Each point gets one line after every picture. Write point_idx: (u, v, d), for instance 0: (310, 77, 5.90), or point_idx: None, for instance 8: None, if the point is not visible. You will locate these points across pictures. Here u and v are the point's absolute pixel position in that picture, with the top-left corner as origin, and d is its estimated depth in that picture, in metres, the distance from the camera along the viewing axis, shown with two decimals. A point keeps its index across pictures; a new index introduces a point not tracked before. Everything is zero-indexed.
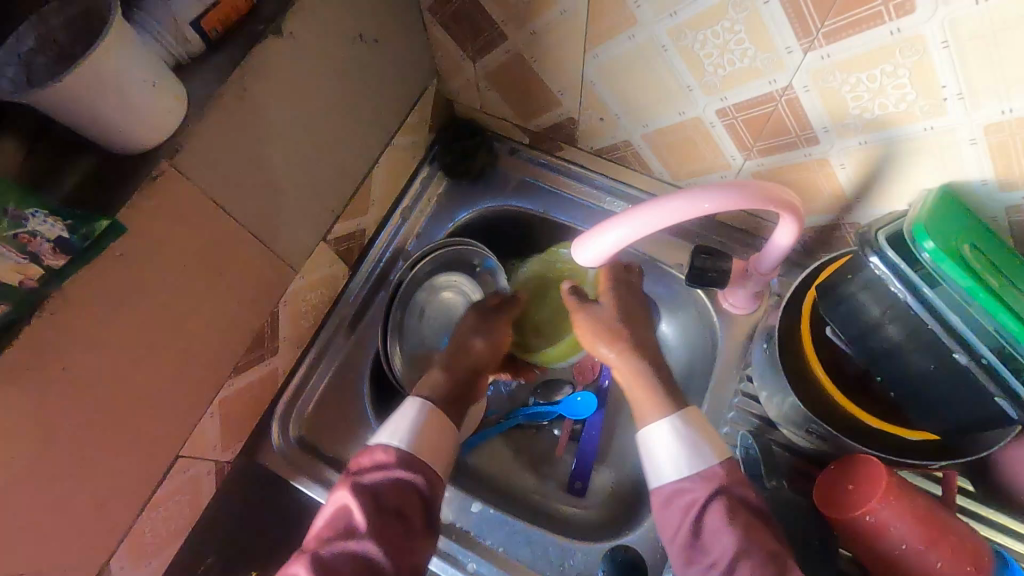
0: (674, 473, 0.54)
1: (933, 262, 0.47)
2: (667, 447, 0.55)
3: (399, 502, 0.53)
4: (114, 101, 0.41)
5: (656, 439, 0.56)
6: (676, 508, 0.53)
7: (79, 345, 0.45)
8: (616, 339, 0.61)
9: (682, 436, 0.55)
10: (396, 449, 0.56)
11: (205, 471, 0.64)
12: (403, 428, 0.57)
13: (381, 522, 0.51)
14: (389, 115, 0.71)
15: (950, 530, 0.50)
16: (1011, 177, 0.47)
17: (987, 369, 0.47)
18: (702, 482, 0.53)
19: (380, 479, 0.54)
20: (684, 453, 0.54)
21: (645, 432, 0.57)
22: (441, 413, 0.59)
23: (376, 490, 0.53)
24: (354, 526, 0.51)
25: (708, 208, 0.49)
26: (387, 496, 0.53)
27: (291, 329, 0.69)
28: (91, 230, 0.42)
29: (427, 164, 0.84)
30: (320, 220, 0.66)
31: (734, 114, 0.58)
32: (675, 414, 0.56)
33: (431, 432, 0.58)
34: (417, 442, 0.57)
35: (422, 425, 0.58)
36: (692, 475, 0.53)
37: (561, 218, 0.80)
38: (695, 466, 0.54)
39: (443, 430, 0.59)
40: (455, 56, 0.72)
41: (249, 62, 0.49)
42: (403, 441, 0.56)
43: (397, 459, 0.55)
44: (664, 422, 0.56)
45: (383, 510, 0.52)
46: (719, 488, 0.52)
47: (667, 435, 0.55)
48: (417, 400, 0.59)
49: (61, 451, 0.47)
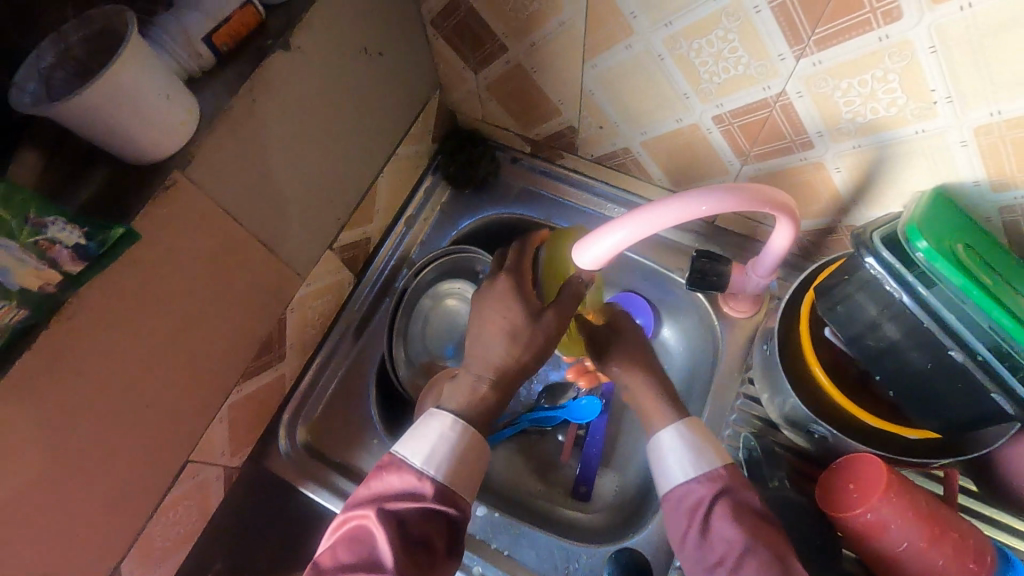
0: (681, 476, 0.55)
1: (927, 261, 0.48)
2: (675, 454, 0.56)
3: (424, 534, 0.53)
4: (130, 113, 0.43)
5: (661, 445, 0.57)
6: (684, 511, 0.53)
7: (95, 350, 0.46)
8: None
9: (686, 441, 0.57)
10: (430, 479, 0.55)
11: (214, 476, 0.65)
12: (438, 454, 0.56)
13: (407, 557, 0.50)
14: (393, 126, 0.73)
15: (952, 527, 0.51)
16: (1003, 177, 0.48)
17: (983, 366, 0.48)
18: (707, 482, 0.54)
19: (409, 509, 0.53)
20: (688, 456, 0.56)
21: (654, 441, 0.58)
22: (478, 436, 0.57)
23: (403, 521, 0.52)
24: (378, 558, 0.50)
25: (705, 211, 0.50)
26: (414, 527, 0.52)
27: (298, 336, 0.71)
28: (106, 238, 0.43)
29: (431, 174, 0.85)
30: (327, 229, 0.67)
31: (730, 120, 0.59)
32: (679, 422, 0.58)
33: (466, 458, 0.56)
34: (450, 470, 0.56)
35: (457, 455, 0.56)
36: (696, 476, 0.54)
37: (562, 225, 0.82)
38: (700, 467, 0.55)
39: (478, 456, 0.57)
40: (457, 68, 0.74)
41: (259, 75, 0.51)
42: (437, 470, 0.55)
43: (431, 491, 0.54)
44: (669, 430, 0.58)
45: (409, 543, 0.51)
46: (724, 489, 0.53)
47: (672, 441, 0.57)
48: (455, 422, 0.57)
49: (76, 454, 0.48)
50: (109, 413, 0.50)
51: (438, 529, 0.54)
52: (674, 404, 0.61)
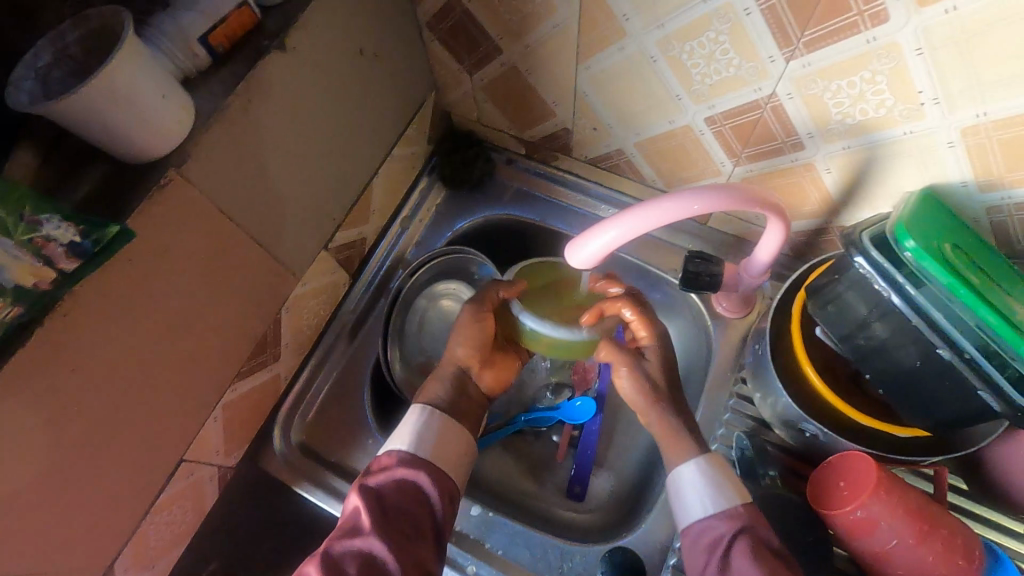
0: (702, 512, 0.55)
1: (914, 261, 0.49)
2: (697, 491, 0.56)
3: (403, 501, 0.55)
4: (125, 111, 0.43)
5: (681, 480, 0.57)
6: (702, 546, 0.53)
7: (89, 348, 0.46)
8: (655, 396, 0.61)
9: (708, 478, 0.56)
10: (400, 452, 0.58)
11: (209, 476, 0.65)
12: (408, 432, 0.59)
13: (384, 520, 0.53)
14: (388, 127, 0.73)
15: (941, 524, 0.51)
16: (990, 177, 0.49)
17: (972, 365, 0.48)
18: (726, 520, 0.53)
19: (385, 481, 0.56)
20: (709, 494, 0.55)
21: (673, 473, 0.58)
22: (450, 418, 0.61)
23: (381, 492, 0.55)
24: (359, 525, 0.53)
25: (697, 209, 0.50)
26: (392, 497, 0.55)
27: (293, 336, 0.71)
28: (102, 236, 0.43)
29: (426, 175, 0.86)
30: (322, 229, 0.68)
31: (722, 121, 0.60)
32: (701, 457, 0.57)
33: (437, 433, 0.59)
34: (422, 443, 0.58)
35: (421, 427, 0.59)
36: (716, 514, 0.54)
37: (557, 226, 0.82)
38: (720, 505, 0.54)
39: (450, 431, 0.60)
40: (453, 70, 0.75)
41: (255, 75, 0.51)
42: (404, 443, 0.58)
43: (399, 460, 0.57)
44: (691, 464, 0.57)
45: (387, 510, 0.54)
46: (744, 527, 0.52)
47: (693, 477, 0.56)
48: (417, 403, 0.61)
49: (70, 453, 0.48)
50: (103, 412, 0.50)
51: (418, 500, 0.56)
52: (667, 404, 0.61)
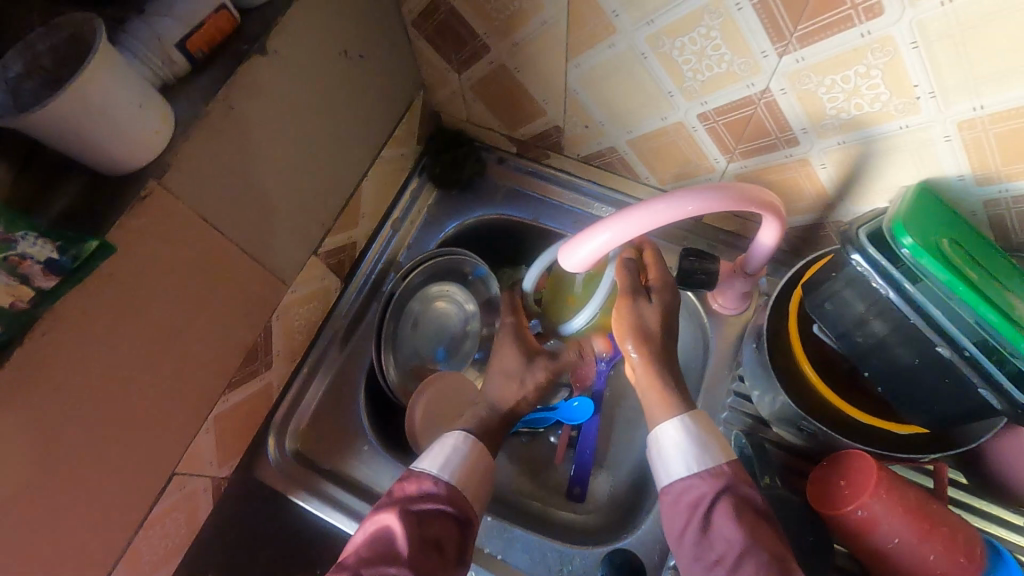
0: (684, 470, 0.54)
1: (913, 257, 0.48)
2: (679, 449, 0.54)
3: (439, 533, 0.53)
4: (100, 121, 0.41)
5: (663, 439, 0.55)
6: (684, 506, 0.52)
7: (72, 364, 0.45)
8: (648, 342, 0.58)
9: (691, 435, 0.55)
10: (443, 481, 0.57)
11: (202, 487, 0.64)
12: (453, 461, 0.59)
13: (422, 549, 0.51)
14: (376, 128, 0.72)
15: (942, 521, 0.51)
16: (987, 170, 0.48)
17: (971, 362, 0.48)
18: (709, 480, 0.52)
19: (426, 507, 0.55)
20: (690, 452, 0.54)
21: (655, 433, 0.56)
22: (483, 449, 0.61)
23: (421, 519, 0.54)
24: (395, 551, 0.51)
25: (692, 211, 0.50)
26: (431, 526, 0.54)
27: (285, 343, 0.70)
28: (80, 251, 0.42)
29: (416, 176, 0.84)
30: (311, 234, 0.67)
31: (715, 118, 0.59)
32: (685, 414, 0.56)
33: (474, 466, 0.59)
34: (463, 475, 0.58)
35: (467, 461, 0.59)
36: (698, 472, 0.53)
37: (550, 225, 0.81)
38: (703, 463, 0.53)
39: (486, 471, 0.60)
40: (441, 69, 0.73)
41: (236, 80, 0.50)
42: (450, 474, 0.58)
43: (444, 492, 0.56)
44: (674, 421, 0.55)
45: (425, 538, 0.52)
46: (726, 486, 0.51)
47: (673, 435, 0.55)
48: (464, 432, 0.61)
49: (57, 472, 0.47)
50: (88, 429, 0.48)
51: (451, 531, 0.54)
52: None
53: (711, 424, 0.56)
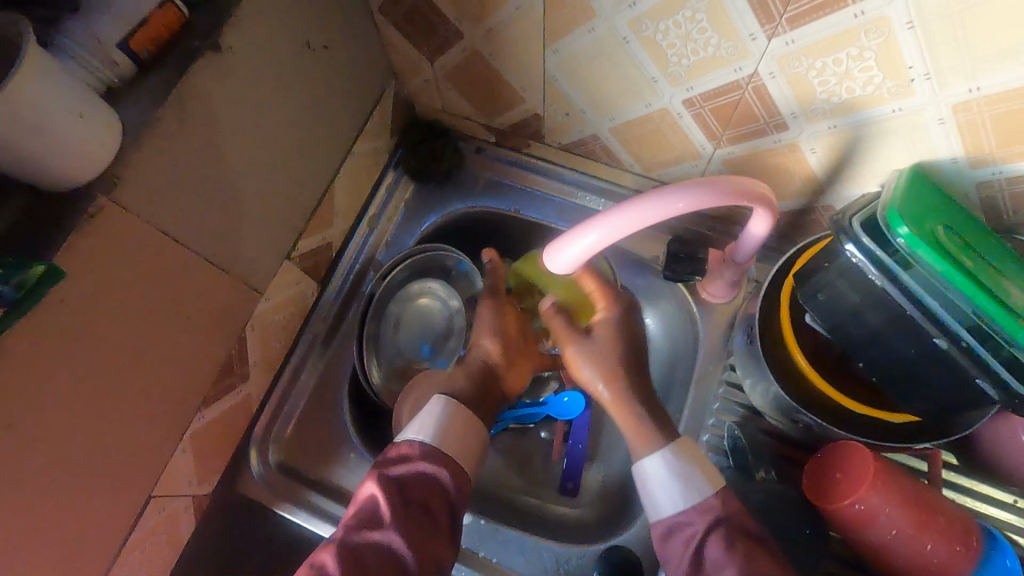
0: (671, 507, 0.53)
1: (908, 248, 0.46)
2: (665, 484, 0.54)
3: (425, 497, 0.53)
4: (35, 135, 0.38)
5: (647, 475, 0.55)
6: (677, 542, 0.52)
7: (27, 400, 0.42)
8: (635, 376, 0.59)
9: (675, 469, 0.54)
10: (422, 442, 0.56)
11: (182, 507, 0.61)
12: (433, 423, 0.57)
13: (405, 512, 0.51)
14: (346, 123, 0.68)
15: (938, 510, 0.50)
16: (982, 153, 0.47)
17: (968, 353, 0.46)
18: (699, 514, 0.52)
19: (407, 471, 0.54)
20: (677, 488, 0.54)
21: (639, 469, 0.56)
22: (468, 409, 0.59)
23: (403, 483, 0.53)
24: (379, 518, 0.51)
25: (682, 208, 0.47)
26: (415, 490, 0.53)
27: (261, 353, 0.67)
28: (24, 279, 0.38)
29: (392, 170, 0.81)
30: (283, 239, 0.63)
31: (701, 104, 0.57)
32: (667, 447, 0.55)
33: (460, 427, 0.57)
34: (446, 436, 0.56)
35: (450, 420, 0.57)
36: (686, 509, 0.53)
37: (532, 216, 0.79)
38: (690, 499, 0.53)
39: (471, 426, 0.58)
40: (412, 57, 0.69)
41: (190, 81, 0.46)
42: (432, 435, 0.56)
43: (427, 455, 0.55)
44: (658, 456, 0.55)
45: (409, 502, 0.52)
46: (717, 519, 0.51)
47: (659, 471, 0.55)
48: (441, 391, 0.59)
49: (18, 514, 0.44)
50: (49, 463, 0.45)
51: (439, 490, 0.54)
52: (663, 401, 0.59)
53: (698, 452, 0.55)
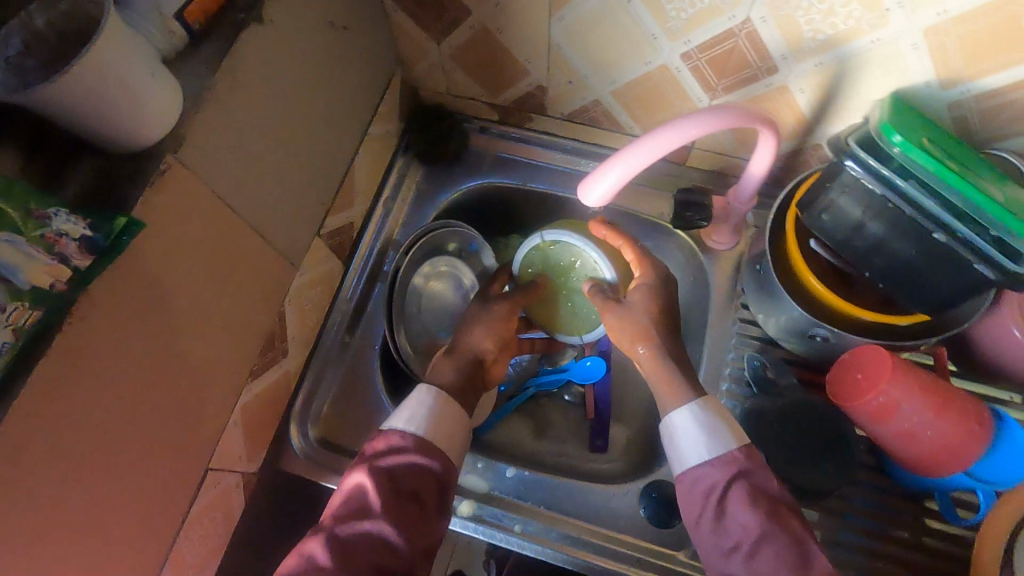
0: (696, 459, 0.56)
1: (902, 154, 0.51)
2: (690, 438, 0.57)
3: (413, 485, 0.56)
4: (115, 94, 0.40)
5: (673, 429, 0.58)
6: (698, 494, 0.54)
7: (105, 357, 0.44)
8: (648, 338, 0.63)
9: (700, 422, 0.57)
10: (413, 435, 0.58)
11: (234, 484, 0.62)
12: (420, 414, 0.60)
13: (393, 501, 0.54)
14: (363, 105, 0.72)
15: (952, 395, 0.55)
16: (952, 75, 0.54)
17: (964, 242, 0.51)
18: (722, 466, 0.54)
19: (397, 461, 0.57)
20: (702, 440, 0.56)
21: (666, 423, 0.59)
22: (451, 399, 0.62)
23: (393, 473, 0.56)
24: (368, 507, 0.54)
25: (693, 134, 0.51)
26: (403, 479, 0.56)
27: (297, 329, 0.68)
28: (111, 229, 0.41)
29: (401, 155, 0.84)
30: (315, 215, 0.66)
31: (698, 56, 0.62)
32: (694, 402, 0.58)
33: (444, 415, 0.60)
34: (432, 426, 0.59)
35: (435, 409, 0.60)
36: (710, 460, 0.55)
37: (540, 186, 0.83)
38: (714, 451, 0.55)
39: (455, 411, 0.61)
40: (418, 41, 0.74)
41: (238, 53, 0.49)
42: (419, 426, 0.59)
43: (414, 445, 0.58)
44: (685, 410, 0.58)
45: (398, 491, 0.55)
46: (739, 472, 0.54)
47: (686, 424, 0.58)
48: (426, 385, 0.62)
49: (96, 474, 0.45)
50: (124, 425, 0.47)
51: (425, 478, 0.57)
52: None
53: (721, 409, 0.58)
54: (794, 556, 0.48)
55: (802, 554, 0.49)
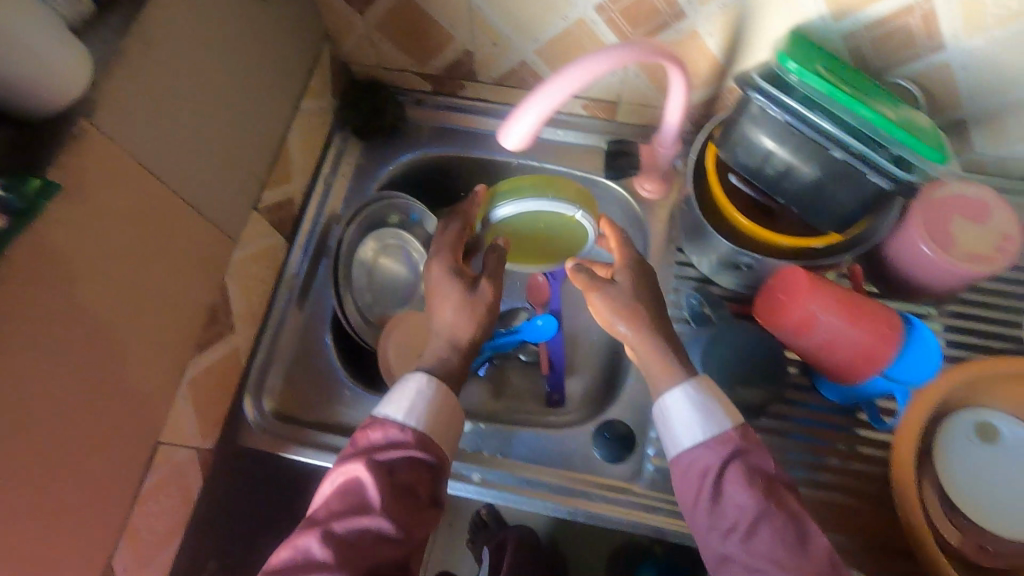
0: (690, 441, 0.56)
1: (799, 80, 0.55)
2: (685, 419, 0.57)
3: (411, 479, 0.55)
4: (18, 56, 0.41)
5: (667, 410, 0.58)
6: (694, 475, 0.55)
7: (35, 324, 0.44)
8: (635, 318, 0.61)
9: (694, 403, 0.57)
10: (411, 428, 0.57)
11: (189, 460, 0.63)
12: (418, 407, 0.58)
13: (393, 496, 0.53)
14: (292, 81, 0.72)
15: (865, 305, 0.58)
16: (840, 6, 0.58)
17: (860, 158, 0.55)
18: (717, 448, 0.55)
19: (395, 456, 0.56)
20: (697, 421, 0.56)
21: (661, 404, 0.58)
22: (450, 392, 0.61)
23: (391, 468, 0.55)
24: (368, 501, 0.53)
25: (601, 69, 0.53)
26: (401, 473, 0.55)
27: (243, 306, 0.69)
28: (27, 190, 0.42)
29: (338, 132, 0.85)
30: (250, 189, 0.67)
31: (611, 8, 0.65)
32: (687, 382, 0.58)
33: (442, 409, 0.59)
34: (430, 420, 0.58)
35: (434, 404, 0.59)
36: (705, 442, 0.55)
37: (478, 153, 0.85)
38: (709, 432, 0.55)
39: (454, 407, 0.61)
40: (342, 14, 0.74)
41: (147, 19, 0.50)
42: (418, 421, 0.58)
43: (414, 440, 0.57)
44: (679, 391, 0.58)
45: (397, 487, 0.54)
46: (734, 453, 0.54)
47: (680, 405, 0.57)
48: (426, 376, 0.60)
49: (39, 444, 0.45)
50: (63, 395, 0.47)
51: (424, 474, 0.56)
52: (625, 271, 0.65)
53: (715, 390, 0.58)
54: (792, 537, 0.49)
55: (798, 532, 0.50)
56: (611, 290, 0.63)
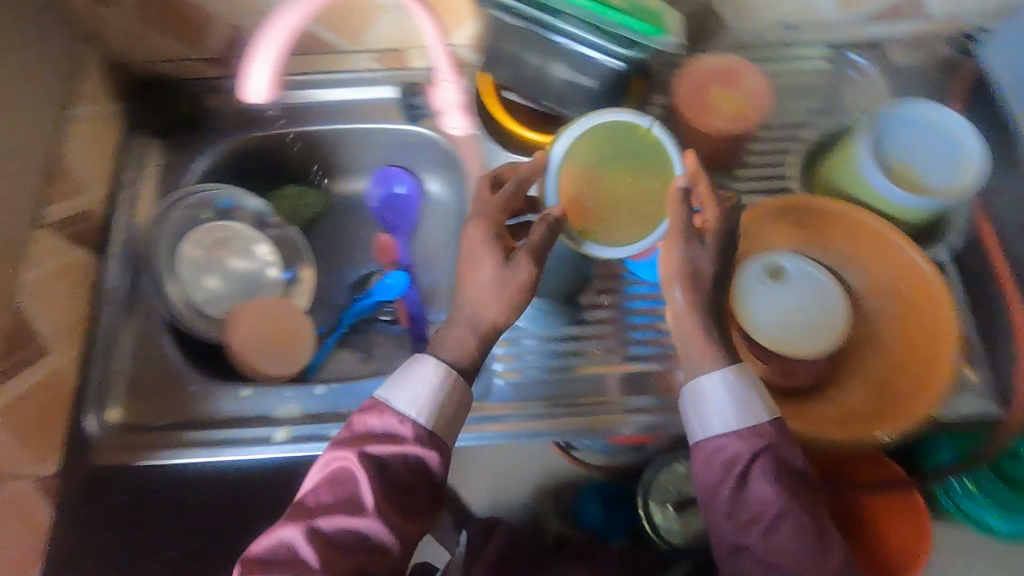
0: (720, 426, 0.55)
1: None
2: (719, 405, 0.55)
3: (406, 478, 0.54)
4: None
5: (702, 393, 0.55)
6: (718, 463, 0.54)
7: None
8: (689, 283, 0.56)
9: (731, 391, 0.55)
10: (413, 422, 0.55)
11: (24, 483, 0.63)
12: (426, 400, 0.56)
13: (386, 498, 0.53)
14: (54, 89, 0.71)
15: None
16: None
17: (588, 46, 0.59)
18: (746, 438, 0.53)
19: (392, 451, 0.54)
20: (731, 408, 0.54)
21: (694, 386, 0.56)
22: (462, 385, 0.57)
23: (384, 464, 0.54)
24: (360, 499, 0.52)
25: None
26: (395, 469, 0.54)
27: (53, 324, 0.68)
28: None
29: (137, 135, 0.81)
30: (21, 206, 0.66)
31: None
32: (727, 367, 0.56)
33: (449, 406, 0.56)
34: (434, 416, 0.56)
35: (441, 399, 0.56)
36: (737, 430, 0.54)
37: (289, 129, 0.84)
38: (741, 421, 0.54)
39: (463, 404, 0.58)
40: (94, 11, 0.73)
41: None
42: (422, 415, 0.55)
43: (415, 435, 0.55)
44: (716, 374, 0.55)
45: (388, 484, 0.53)
46: (765, 446, 0.53)
47: (714, 391, 0.55)
48: (439, 367, 0.56)
49: None
50: None
51: (423, 471, 0.55)
52: None
53: (754, 379, 0.56)
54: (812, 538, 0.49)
55: (820, 533, 0.50)
56: (699, 248, 0.57)
